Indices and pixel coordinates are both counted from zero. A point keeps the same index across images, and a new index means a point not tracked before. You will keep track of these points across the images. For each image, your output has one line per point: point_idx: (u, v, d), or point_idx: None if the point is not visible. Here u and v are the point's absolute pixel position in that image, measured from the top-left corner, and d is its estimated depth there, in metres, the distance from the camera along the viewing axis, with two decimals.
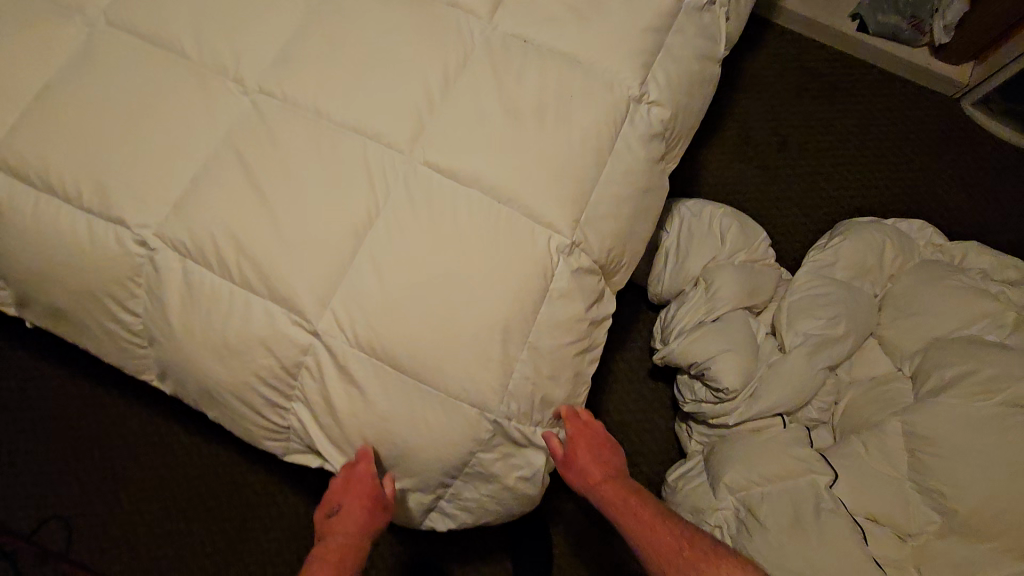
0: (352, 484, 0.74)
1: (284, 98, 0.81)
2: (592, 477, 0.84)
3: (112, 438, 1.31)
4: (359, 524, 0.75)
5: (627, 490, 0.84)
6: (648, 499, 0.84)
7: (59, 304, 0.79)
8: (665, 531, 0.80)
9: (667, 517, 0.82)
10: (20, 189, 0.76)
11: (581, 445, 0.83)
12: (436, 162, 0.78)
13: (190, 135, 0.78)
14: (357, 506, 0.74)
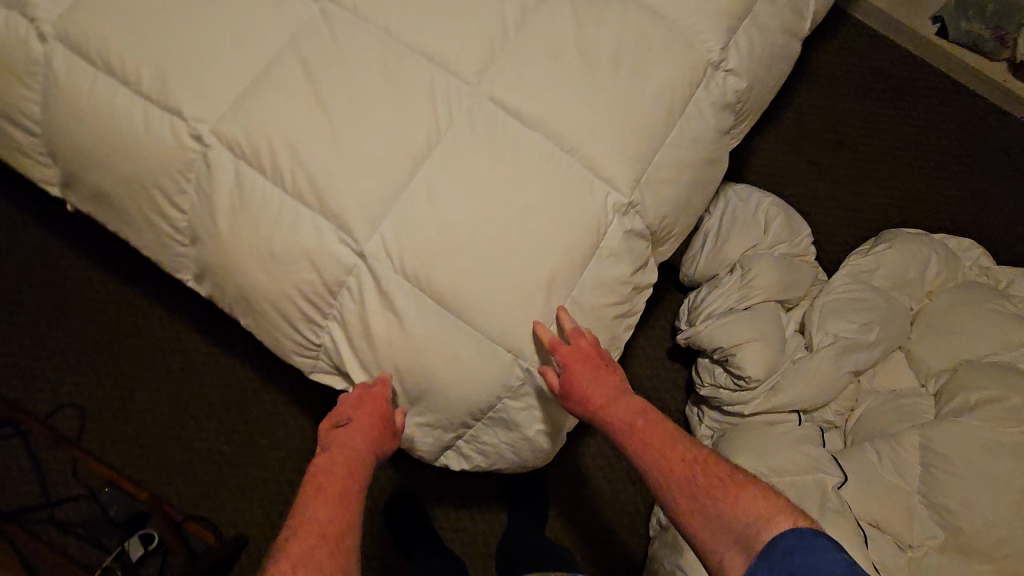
0: (365, 402, 0.73)
1: (354, 10, 0.77)
2: (594, 404, 0.75)
3: (132, 337, 1.33)
4: (368, 443, 0.72)
5: (632, 411, 0.77)
6: (655, 420, 0.77)
7: (105, 190, 0.78)
8: (677, 455, 0.73)
9: (677, 439, 0.75)
10: (77, 64, 0.74)
11: (579, 374, 0.73)
12: (502, 98, 0.75)
13: (253, 33, 0.75)
14: (370, 421, 0.73)
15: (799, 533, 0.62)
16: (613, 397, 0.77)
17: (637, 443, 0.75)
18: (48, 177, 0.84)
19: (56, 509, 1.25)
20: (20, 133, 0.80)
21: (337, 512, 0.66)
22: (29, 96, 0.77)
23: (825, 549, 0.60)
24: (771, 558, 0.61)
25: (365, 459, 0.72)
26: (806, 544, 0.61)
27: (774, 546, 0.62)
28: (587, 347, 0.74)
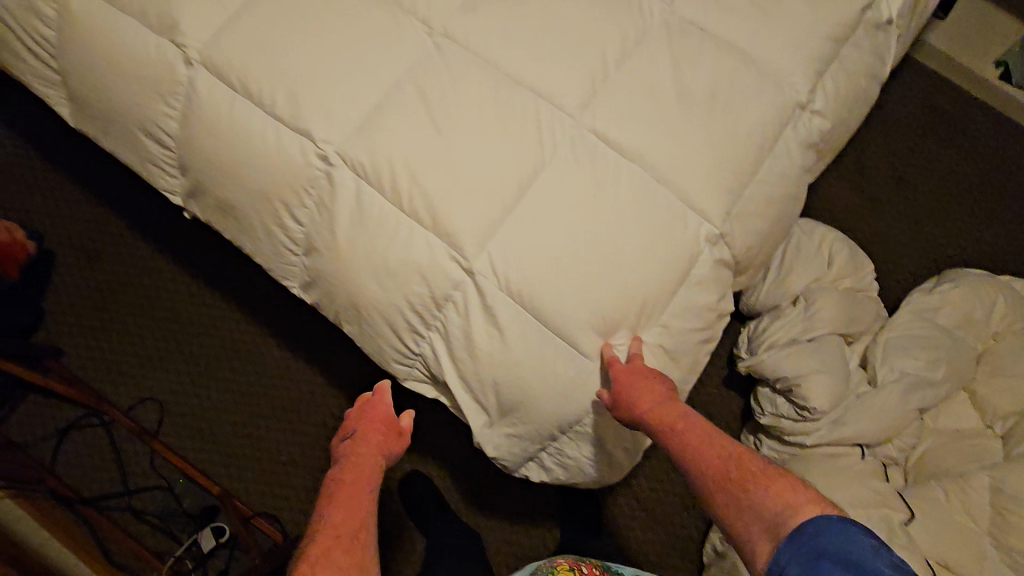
0: (369, 412, 0.89)
1: (466, 45, 0.83)
2: (639, 408, 0.74)
3: (211, 339, 1.40)
4: (378, 444, 0.85)
5: (674, 415, 0.76)
6: (694, 421, 0.76)
7: (230, 201, 0.85)
8: (713, 455, 0.74)
9: (713, 439, 0.75)
10: (215, 86, 0.80)
11: (625, 379, 0.75)
12: (603, 132, 0.79)
13: (375, 64, 0.81)
14: (376, 424, 0.87)
15: (827, 520, 0.64)
16: (659, 402, 0.75)
17: (676, 445, 0.75)
18: (173, 186, 0.91)
19: (133, 497, 1.32)
20: (154, 145, 0.87)
21: (355, 505, 0.76)
22: (168, 114, 0.84)
23: (853, 534, 0.62)
24: (800, 541, 0.63)
25: (378, 460, 0.83)
26: (834, 530, 0.62)
27: (803, 533, 0.63)
28: (637, 359, 0.77)
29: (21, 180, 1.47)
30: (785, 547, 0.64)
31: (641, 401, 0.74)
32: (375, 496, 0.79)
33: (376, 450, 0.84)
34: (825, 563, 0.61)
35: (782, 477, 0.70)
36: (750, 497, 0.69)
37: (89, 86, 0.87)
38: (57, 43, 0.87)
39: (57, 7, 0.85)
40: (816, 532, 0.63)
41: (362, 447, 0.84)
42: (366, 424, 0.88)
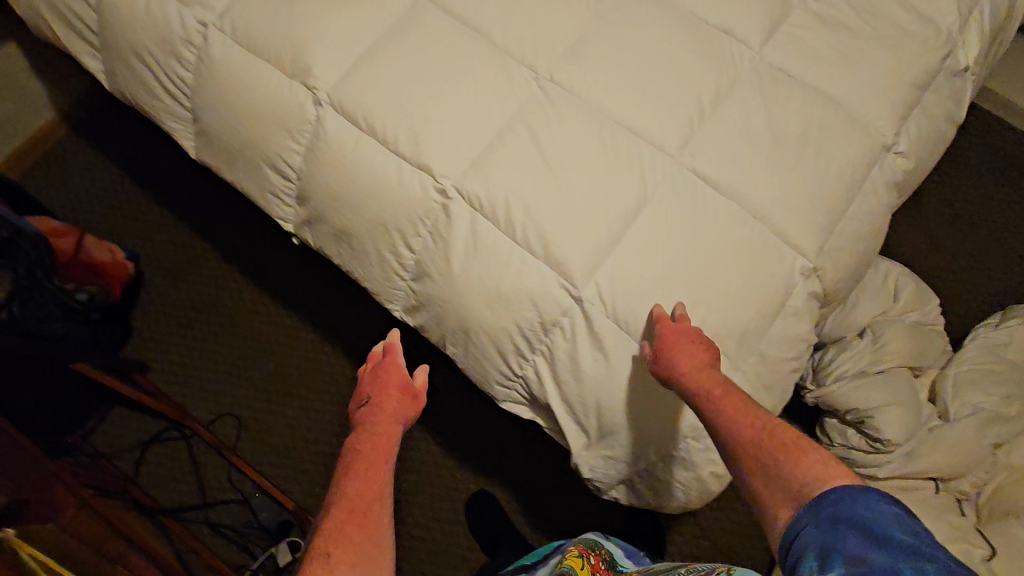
0: (383, 377, 0.87)
1: (571, 89, 0.89)
2: (678, 369, 0.74)
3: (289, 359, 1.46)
4: (394, 411, 0.82)
5: (715, 382, 0.74)
6: (734, 389, 0.73)
7: (347, 229, 0.91)
8: (750, 424, 0.69)
9: (754, 411, 0.71)
10: (340, 125, 0.88)
11: (669, 339, 0.76)
12: (702, 170, 0.85)
13: (488, 106, 0.88)
14: (390, 390, 0.84)
15: (853, 491, 0.58)
16: (702, 365, 0.75)
17: (712, 412, 0.72)
18: (289, 214, 0.99)
19: (210, 511, 1.37)
20: (277, 177, 0.95)
21: (373, 473, 0.72)
22: (294, 148, 0.91)
23: (880, 504, 0.55)
24: (821, 508, 0.58)
25: (395, 428, 0.80)
26: (857, 499, 0.56)
27: (823, 501, 0.58)
28: (684, 322, 0.78)
29: (117, 205, 1.57)
30: (804, 515, 0.59)
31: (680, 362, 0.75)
32: (394, 464, 0.75)
33: (392, 416, 0.82)
34: (840, 526, 0.55)
35: (818, 451, 0.64)
36: (779, 466, 0.64)
37: (222, 123, 0.95)
38: (194, 84, 0.96)
39: (198, 52, 0.94)
40: (837, 500, 0.57)
41: (378, 416, 0.81)
42: (380, 391, 0.85)
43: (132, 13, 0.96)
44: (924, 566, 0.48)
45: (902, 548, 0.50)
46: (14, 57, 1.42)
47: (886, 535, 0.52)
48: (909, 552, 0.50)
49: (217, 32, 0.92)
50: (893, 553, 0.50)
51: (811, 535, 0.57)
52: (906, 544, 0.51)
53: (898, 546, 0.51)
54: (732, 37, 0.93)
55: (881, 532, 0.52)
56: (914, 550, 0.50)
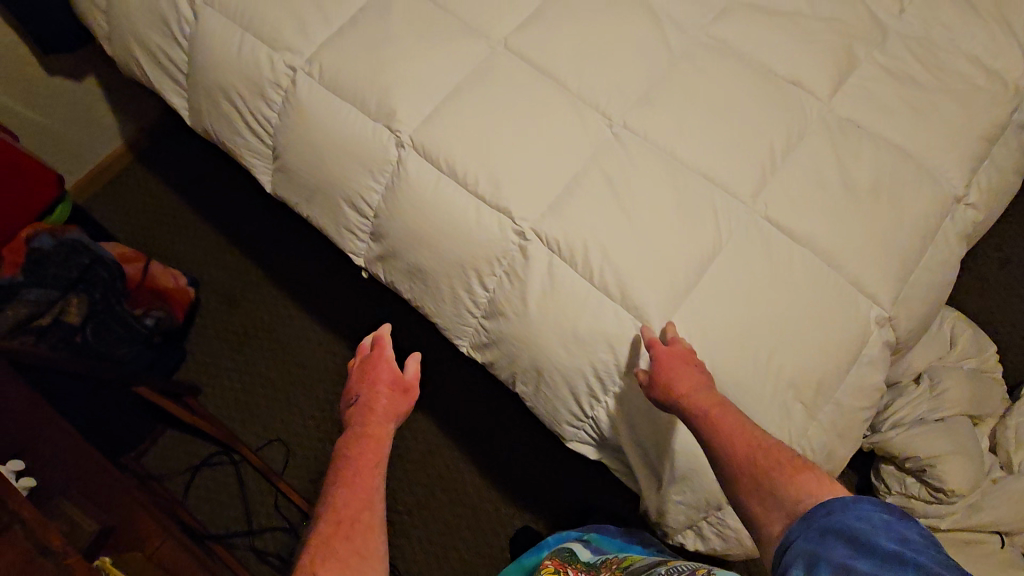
0: (371, 375, 0.87)
1: (645, 135, 0.92)
2: (675, 390, 0.75)
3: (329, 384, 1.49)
4: (384, 410, 0.83)
5: (710, 400, 0.73)
6: (731, 409, 0.73)
7: (421, 267, 0.93)
8: (744, 441, 0.69)
9: (750, 429, 0.70)
10: (422, 167, 0.91)
11: (666, 361, 0.76)
12: (776, 218, 0.86)
13: (563, 151, 0.91)
14: (379, 388, 0.85)
15: (843, 502, 0.58)
16: (697, 384, 0.75)
17: (708, 430, 0.71)
18: (361, 250, 1.01)
19: (256, 537, 1.37)
20: (353, 214, 0.98)
21: (361, 475, 0.73)
22: (374, 187, 0.95)
23: (869, 513, 0.55)
24: (811, 519, 0.58)
25: (387, 426, 0.81)
26: (848, 510, 0.56)
27: (815, 513, 0.58)
28: (680, 345, 0.78)
29: (176, 231, 1.62)
30: (796, 528, 0.59)
31: (677, 384, 0.75)
32: (384, 465, 0.76)
33: (383, 416, 0.82)
34: (829, 538, 0.55)
35: (812, 470, 0.64)
36: (773, 483, 0.64)
37: (302, 161, 0.99)
38: (277, 124, 1.00)
39: (284, 94, 0.99)
40: (828, 512, 0.57)
41: (368, 416, 0.81)
42: (370, 389, 0.86)
43: (224, 56, 1.01)
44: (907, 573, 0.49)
45: (886, 556, 0.51)
46: (94, 90, 1.50)
47: (872, 544, 0.52)
48: (892, 558, 0.51)
49: (305, 76, 0.97)
50: (878, 562, 0.51)
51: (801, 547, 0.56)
52: (890, 552, 0.51)
53: (883, 554, 0.51)
54: (801, 89, 0.95)
55: (869, 541, 0.53)
56: (897, 557, 0.50)
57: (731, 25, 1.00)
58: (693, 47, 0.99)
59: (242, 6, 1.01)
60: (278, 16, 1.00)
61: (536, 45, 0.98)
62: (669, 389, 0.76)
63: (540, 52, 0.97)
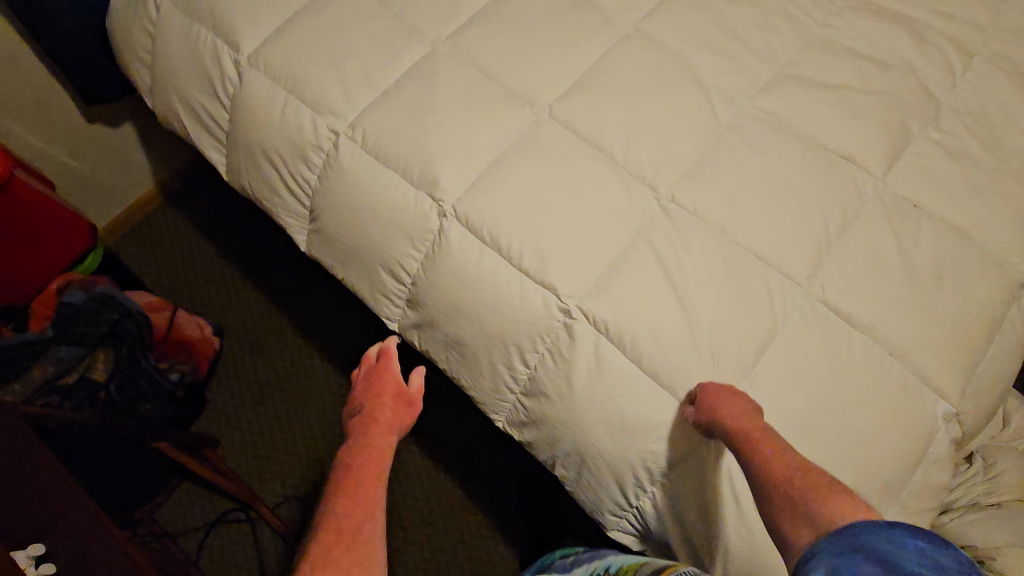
0: (375, 387, 0.89)
1: (694, 210, 0.90)
2: (722, 415, 0.72)
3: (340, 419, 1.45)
4: (387, 421, 0.84)
5: (755, 427, 0.72)
6: (776, 438, 0.71)
7: (462, 338, 0.91)
8: (782, 465, 0.68)
9: (791, 456, 0.69)
10: (467, 239, 0.89)
11: (713, 389, 0.75)
12: (834, 302, 0.82)
13: (611, 224, 0.88)
14: (383, 400, 0.86)
15: (877, 525, 0.56)
16: (746, 412, 0.73)
17: (750, 455, 0.70)
18: (397, 316, 0.99)
19: None
20: (391, 280, 0.96)
21: (363, 486, 0.72)
22: (415, 255, 0.93)
23: (902, 538, 0.54)
24: (841, 537, 0.56)
25: (389, 439, 0.82)
26: (881, 532, 0.55)
27: (846, 531, 0.56)
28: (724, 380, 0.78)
29: (202, 276, 1.61)
30: (824, 541, 0.57)
31: (724, 411, 0.73)
32: (385, 476, 0.75)
33: (386, 427, 0.83)
34: (859, 555, 0.53)
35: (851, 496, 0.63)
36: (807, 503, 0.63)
37: (342, 225, 0.97)
38: (318, 186, 0.99)
39: (326, 157, 0.98)
40: (860, 532, 0.56)
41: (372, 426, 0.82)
42: (374, 399, 0.87)
43: (267, 117, 1.01)
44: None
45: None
46: (130, 135, 1.51)
47: (902, 568, 0.51)
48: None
49: (348, 141, 0.96)
50: None
51: (825, 558, 0.55)
52: None
53: None
54: (855, 164, 0.92)
55: (899, 566, 0.51)
56: None
57: (778, 98, 0.99)
58: (739, 119, 0.98)
59: (288, 69, 1.01)
60: (324, 80, 1.00)
61: (582, 117, 0.98)
62: (715, 415, 0.73)
63: (587, 123, 0.97)
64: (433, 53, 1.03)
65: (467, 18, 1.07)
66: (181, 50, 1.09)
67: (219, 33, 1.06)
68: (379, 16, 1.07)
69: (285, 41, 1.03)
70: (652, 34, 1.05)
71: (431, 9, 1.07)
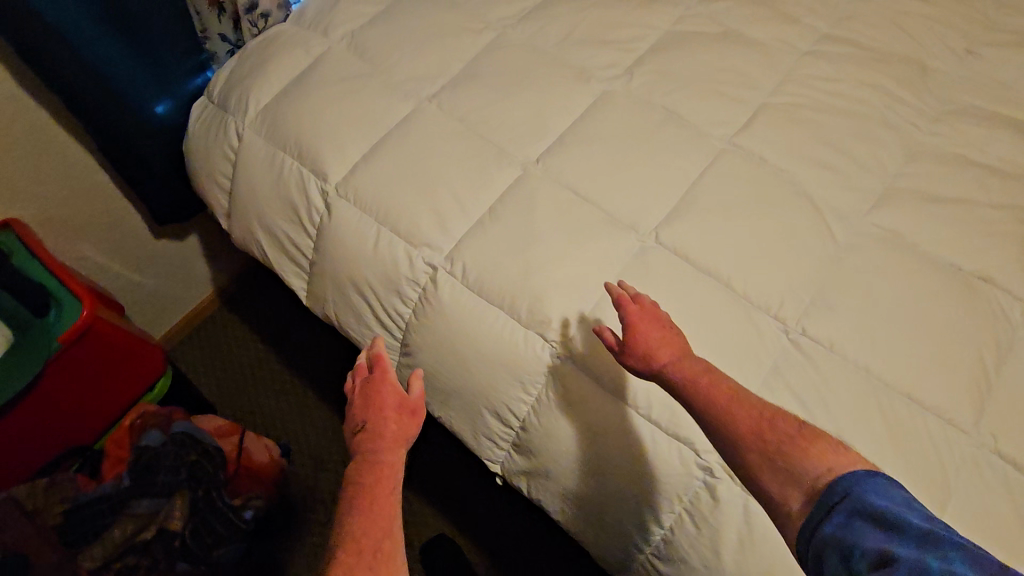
0: (374, 396, 0.74)
1: (830, 346, 0.85)
2: (658, 359, 0.74)
3: (403, 510, 1.34)
4: (393, 435, 0.70)
5: (695, 367, 0.72)
6: (717, 374, 0.71)
7: (586, 492, 0.85)
8: (740, 408, 0.67)
9: (743, 395, 0.69)
10: (590, 385, 0.84)
11: (639, 326, 0.77)
12: (1008, 452, 0.78)
13: (745, 362, 0.85)
14: (385, 412, 0.72)
15: (860, 479, 0.57)
16: (678, 351, 0.74)
17: (695, 396, 0.69)
18: (502, 460, 0.93)
19: None
20: (497, 424, 0.91)
21: (376, 516, 0.61)
22: (524, 399, 0.88)
23: (886, 490, 0.56)
24: (838, 504, 0.56)
25: (398, 455, 0.69)
26: (867, 489, 0.56)
27: (837, 495, 0.57)
28: (646, 302, 0.79)
29: (261, 385, 1.54)
30: (820, 509, 0.57)
31: (657, 351, 0.74)
32: (400, 500, 0.64)
33: (393, 442, 0.70)
34: (858, 520, 0.54)
35: (818, 439, 0.63)
36: (786, 461, 0.61)
37: (441, 364, 0.92)
38: (415, 322, 0.94)
39: (423, 292, 0.93)
40: (847, 493, 0.57)
41: (376, 443, 0.68)
42: (376, 413, 0.73)
43: (358, 251, 0.97)
44: (943, 549, 0.50)
45: (917, 536, 0.51)
46: (195, 247, 1.48)
47: (899, 521, 0.53)
48: (924, 538, 0.51)
49: (447, 275, 0.92)
50: (913, 543, 0.51)
51: (830, 533, 0.55)
52: (919, 529, 0.51)
53: (913, 533, 0.51)
54: (993, 286, 0.89)
55: (896, 520, 0.52)
56: (923, 535, 0.51)
57: (895, 215, 0.96)
58: (858, 240, 0.94)
59: (380, 201, 0.98)
60: (420, 211, 0.96)
61: (693, 242, 0.93)
62: (652, 359, 0.74)
63: (698, 248, 0.93)
64: (526, 175, 1.00)
65: (556, 137, 1.05)
66: (264, 181, 1.07)
67: (305, 162, 1.04)
68: (466, 138, 1.04)
69: (376, 171, 1.01)
70: (750, 149, 1.02)
71: (518, 128, 1.05)
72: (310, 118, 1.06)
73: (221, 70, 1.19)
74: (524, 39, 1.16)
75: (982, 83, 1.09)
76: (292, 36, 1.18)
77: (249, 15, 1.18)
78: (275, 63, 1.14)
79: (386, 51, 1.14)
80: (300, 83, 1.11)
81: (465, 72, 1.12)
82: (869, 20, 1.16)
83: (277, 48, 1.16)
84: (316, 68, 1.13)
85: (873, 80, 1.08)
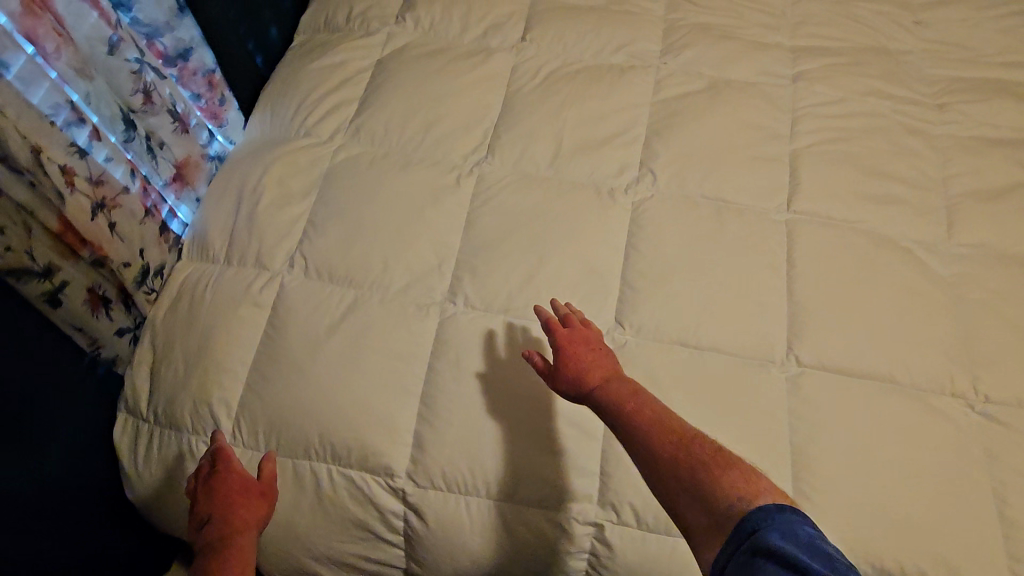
0: (212, 489, 0.69)
1: (1018, 402, 0.79)
2: (587, 381, 0.66)
3: None
4: (242, 520, 0.67)
5: (625, 391, 0.64)
6: (646, 397, 0.62)
7: None
8: (669, 436, 0.57)
9: (672, 421, 0.60)
10: None
11: (567, 349, 0.70)
12: None
13: (963, 460, 0.76)
14: (229, 500, 0.68)
15: (768, 512, 0.49)
16: (610, 374, 0.66)
17: None
18: None
19: None
20: None
21: None
22: None
23: (795, 527, 0.48)
24: (739, 541, 0.49)
25: (250, 535, 0.66)
26: (774, 524, 0.48)
27: (742, 530, 0.49)
28: (576, 326, 0.73)
29: None
30: (726, 546, 0.50)
31: (588, 374, 0.67)
32: None
33: (241, 526, 0.66)
34: (759, 562, 0.46)
35: (733, 466, 0.54)
36: (699, 487, 0.53)
37: None
38: None
39: (594, 558, 0.74)
40: (757, 529, 0.48)
41: (224, 532, 0.65)
42: (222, 504, 0.68)
43: (490, 545, 0.75)
44: None
45: None
46: None
47: (802, 568, 0.45)
48: None
49: (618, 527, 0.73)
50: None
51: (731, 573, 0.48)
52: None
53: None
54: None
55: (796, 563, 0.45)
56: None
57: (978, 224, 0.91)
58: (961, 268, 0.88)
59: (475, 466, 0.75)
60: (538, 460, 0.75)
61: (832, 346, 0.81)
62: (581, 383, 0.67)
63: (842, 352, 0.81)
64: (620, 348, 0.82)
65: (621, 285, 0.86)
66: (299, 511, 0.77)
67: (349, 460, 0.76)
68: (523, 332, 0.82)
69: (451, 430, 0.76)
70: (814, 211, 0.92)
71: (574, 295, 0.85)
72: (323, 398, 0.78)
73: (134, 374, 0.83)
74: (508, 172, 0.94)
75: (952, 53, 1.09)
76: (218, 288, 0.85)
77: (145, 283, 0.83)
78: (220, 337, 0.82)
79: (361, 260, 0.86)
80: (273, 352, 0.81)
81: (471, 244, 0.88)
82: (824, 21, 1.11)
83: (209, 315, 0.83)
84: (284, 321, 0.82)
85: (868, 87, 1.03)
